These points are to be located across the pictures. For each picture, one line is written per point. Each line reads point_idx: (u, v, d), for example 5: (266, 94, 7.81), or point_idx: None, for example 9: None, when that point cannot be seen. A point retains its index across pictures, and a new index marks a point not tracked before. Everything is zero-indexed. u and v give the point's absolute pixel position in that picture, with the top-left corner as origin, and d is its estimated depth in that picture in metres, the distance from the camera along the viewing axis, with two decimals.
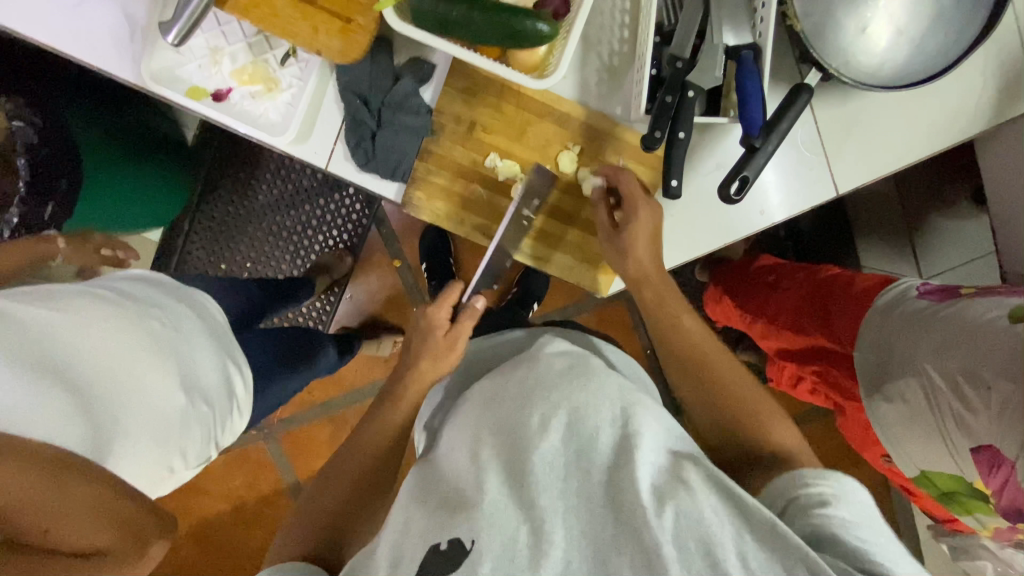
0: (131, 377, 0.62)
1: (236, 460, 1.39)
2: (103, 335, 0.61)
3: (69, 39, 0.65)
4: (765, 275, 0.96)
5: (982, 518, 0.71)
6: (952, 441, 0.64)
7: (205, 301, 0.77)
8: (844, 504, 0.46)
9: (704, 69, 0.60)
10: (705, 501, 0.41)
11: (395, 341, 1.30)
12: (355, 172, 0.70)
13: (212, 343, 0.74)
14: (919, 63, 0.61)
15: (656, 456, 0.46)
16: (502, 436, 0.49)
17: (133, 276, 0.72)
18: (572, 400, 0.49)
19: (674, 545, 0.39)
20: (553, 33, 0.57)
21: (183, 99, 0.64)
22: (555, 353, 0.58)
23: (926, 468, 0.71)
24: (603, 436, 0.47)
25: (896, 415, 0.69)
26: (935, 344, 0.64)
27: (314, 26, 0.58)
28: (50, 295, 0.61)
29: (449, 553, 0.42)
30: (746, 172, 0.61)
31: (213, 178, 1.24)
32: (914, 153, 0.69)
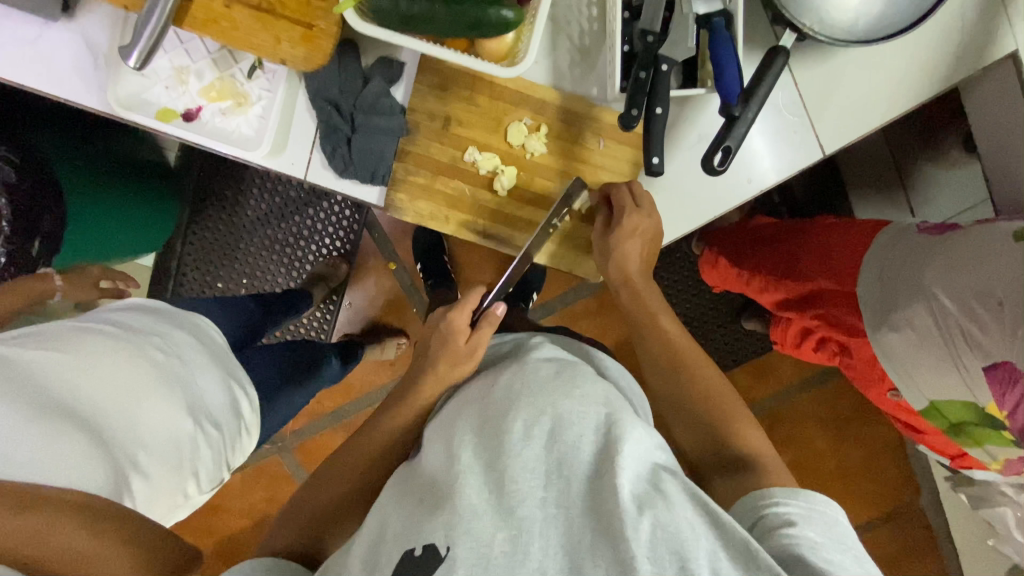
0: (137, 407, 0.61)
1: (254, 476, 1.40)
2: (104, 368, 0.60)
3: (30, 75, 0.64)
4: (762, 233, 0.95)
5: (992, 449, 0.71)
6: (962, 359, 0.64)
7: (204, 324, 0.77)
8: (812, 525, 0.44)
9: (675, 42, 0.58)
10: (684, 515, 0.41)
11: (400, 344, 1.31)
12: (335, 179, 0.69)
13: (216, 365, 0.73)
14: (896, 13, 0.60)
15: (639, 463, 0.45)
16: (484, 439, 0.49)
17: (129, 306, 0.71)
18: (556, 405, 0.49)
19: (650, 558, 0.39)
20: (518, 19, 0.56)
21: (153, 122, 0.64)
22: (543, 357, 0.56)
23: (935, 397, 0.71)
24: (585, 444, 0.46)
25: (904, 343, 0.69)
26: (956, 264, 0.63)
27: (276, 35, 0.57)
28: (48, 334, 0.61)
29: (423, 558, 0.43)
30: (729, 142, 0.60)
31: (200, 197, 1.23)
32: (900, 105, 0.68)
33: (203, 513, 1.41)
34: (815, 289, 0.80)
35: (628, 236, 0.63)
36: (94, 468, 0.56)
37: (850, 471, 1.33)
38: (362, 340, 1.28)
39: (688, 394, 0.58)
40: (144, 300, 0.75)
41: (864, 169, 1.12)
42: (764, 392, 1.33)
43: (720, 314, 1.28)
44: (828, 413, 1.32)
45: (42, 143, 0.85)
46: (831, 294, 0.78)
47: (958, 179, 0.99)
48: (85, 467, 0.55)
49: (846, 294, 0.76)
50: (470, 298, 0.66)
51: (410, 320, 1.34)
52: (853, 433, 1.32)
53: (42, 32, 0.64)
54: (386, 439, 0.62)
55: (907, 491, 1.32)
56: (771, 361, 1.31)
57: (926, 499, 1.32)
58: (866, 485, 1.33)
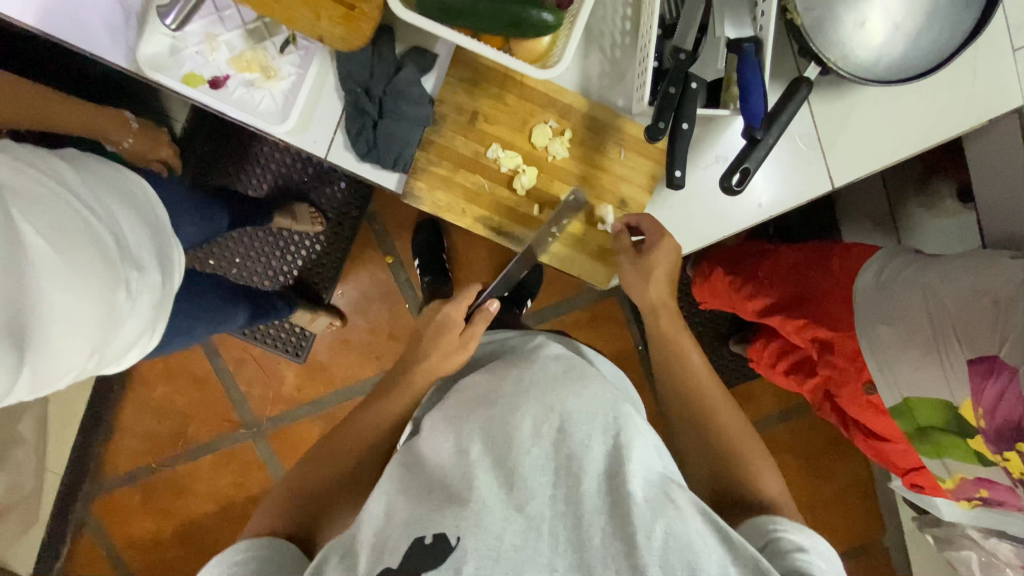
0: (77, 335, 0.58)
1: (224, 458, 1.38)
2: (73, 252, 0.57)
3: (66, 29, 0.64)
4: (764, 246, 1.01)
5: (948, 462, 0.76)
6: (949, 354, 0.68)
7: (177, 268, 0.74)
8: (823, 556, 0.48)
9: (706, 63, 0.60)
10: (694, 525, 0.43)
11: (331, 323, 1.29)
12: (356, 162, 0.69)
13: (154, 317, 0.71)
14: (915, 58, 0.62)
15: (648, 467, 0.47)
16: (492, 437, 0.49)
17: (129, 206, 0.68)
18: (564, 404, 0.50)
19: (662, 566, 0.41)
20: (557, 22, 0.58)
21: (180, 86, 0.64)
22: (549, 356, 0.58)
23: (910, 393, 0.74)
24: (594, 447, 0.48)
25: (893, 337, 0.73)
26: (955, 269, 0.70)
27: (318, 12, 0.57)
28: (42, 203, 0.56)
29: (433, 546, 0.42)
30: (748, 164, 0.61)
31: (201, 167, 1.21)
32: (905, 147, 0.70)
33: (168, 493, 1.38)
34: (806, 292, 0.86)
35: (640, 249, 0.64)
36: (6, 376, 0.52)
37: (820, 505, 1.35)
38: (295, 299, 1.24)
39: (705, 415, 0.61)
40: (150, 202, 0.73)
41: (858, 210, 1.16)
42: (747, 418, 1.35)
43: (708, 336, 1.30)
44: (804, 445, 1.35)
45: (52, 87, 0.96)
46: (829, 295, 0.82)
47: None
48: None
49: (838, 295, 0.81)
50: (466, 299, 0.69)
51: (401, 315, 1.34)
52: (826, 467, 1.35)
53: None
54: (382, 427, 0.62)
55: (872, 529, 1.35)
56: (753, 387, 1.34)
57: (890, 538, 1.35)
58: (834, 519, 1.35)
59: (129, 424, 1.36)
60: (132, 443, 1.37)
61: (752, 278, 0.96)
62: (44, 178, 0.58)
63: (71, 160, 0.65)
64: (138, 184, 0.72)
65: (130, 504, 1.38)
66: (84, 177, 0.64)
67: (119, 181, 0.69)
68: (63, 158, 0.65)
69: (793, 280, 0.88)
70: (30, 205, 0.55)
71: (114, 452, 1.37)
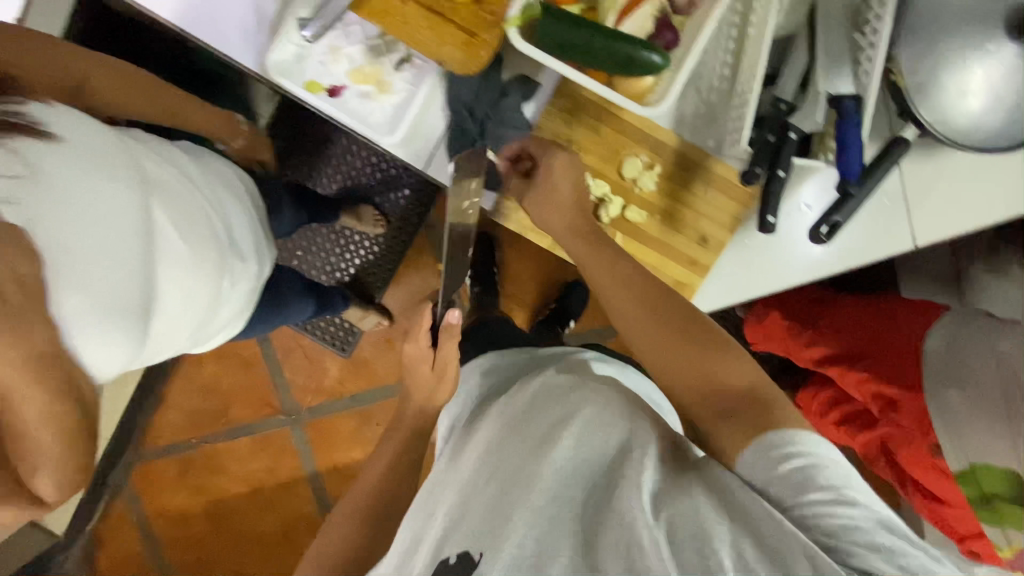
0: (188, 316, 0.61)
1: (260, 442, 1.42)
2: (193, 239, 0.59)
3: (203, 27, 0.69)
4: (826, 295, 1.01)
5: (1010, 533, 0.68)
6: (1022, 422, 0.64)
7: (269, 259, 0.78)
8: (822, 472, 0.43)
9: (805, 114, 0.63)
10: (701, 502, 0.44)
11: (379, 322, 1.32)
12: (451, 177, 0.73)
13: (246, 304, 0.74)
14: (1013, 130, 0.62)
15: (657, 462, 0.50)
16: (513, 444, 0.55)
17: (237, 198, 0.71)
18: (573, 414, 0.55)
19: (672, 551, 0.41)
20: (664, 64, 0.60)
21: (301, 91, 0.69)
22: (565, 374, 0.63)
23: (976, 462, 0.68)
24: (598, 446, 0.52)
25: (963, 403, 0.69)
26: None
27: (442, 38, 0.61)
28: (173, 191, 0.59)
29: (458, 564, 0.49)
30: (838, 216, 0.64)
31: (280, 163, 1.28)
32: (994, 214, 0.70)
33: (203, 469, 1.43)
34: (870, 347, 0.86)
35: None
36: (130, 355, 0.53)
37: None
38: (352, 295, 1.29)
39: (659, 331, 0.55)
40: (251, 193, 0.76)
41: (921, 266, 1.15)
42: None
43: None
44: None
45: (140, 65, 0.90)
46: (891, 352, 0.83)
47: None
48: (125, 359, 0.52)
49: (904, 353, 0.81)
50: (419, 328, 0.72)
51: None
52: None
53: None
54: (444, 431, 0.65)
55: None
56: None
57: None
58: None
59: (177, 399, 1.42)
60: (177, 416, 1.43)
61: (813, 326, 0.97)
62: (171, 165, 0.61)
63: (192, 154, 0.69)
64: (242, 180, 0.75)
65: (166, 476, 1.44)
66: (202, 169, 0.67)
67: (228, 173, 0.72)
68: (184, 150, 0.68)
69: (857, 336, 0.89)
70: (166, 194, 0.58)
71: (159, 423, 1.43)
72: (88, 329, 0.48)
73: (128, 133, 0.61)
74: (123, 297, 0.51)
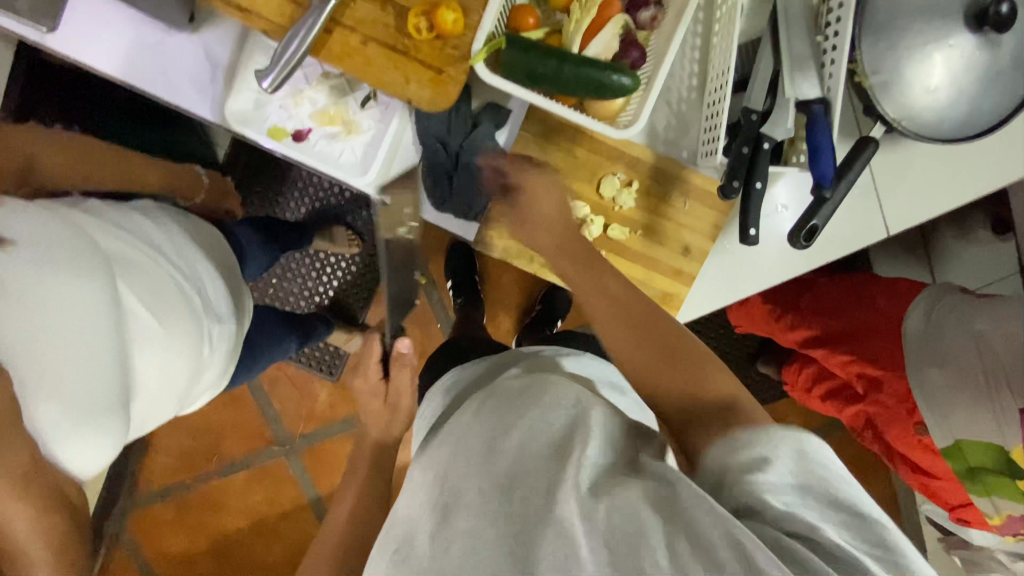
0: (169, 390, 0.60)
1: (256, 475, 1.40)
2: (167, 316, 0.58)
3: (154, 81, 0.66)
4: (806, 276, 1.03)
5: (998, 501, 0.75)
6: (1002, 405, 0.69)
7: (247, 310, 0.77)
8: (782, 464, 0.40)
9: (776, 123, 0.63)
10: (647, 495, 0.37)
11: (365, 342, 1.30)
12: (431, 212, 0.72)
13: (229, 361, 0.73)
14: (975, 120, 0.64)
15: (602, 449, 0.41)
16: (449, 452, 0.47)
17: (207, 256, 0.70)
18: (526, 416, 0.44)
19: (601, 552, 0.35)
20: (634, 85, 0.61)
21: (264, 138, 0.66)
22: (512, 372, 0.55)
23: (961, 436, 0.74)
24: (547, 432, 0.43)
25: (944, 380, 0.74)
26: (1001, 315, 0.70)
27: (407, 76, 0.59)
28: (139, 267, 0.57)
29: None
30: (815, 221, 0.64)
31: (244, 194, 1.24)
32: (961, 196, 0.73)
33: (201, 508, 1.40)
34: (851, 327, 0.89)
35: None
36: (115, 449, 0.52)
37: None
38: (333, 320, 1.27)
39: (648, 345, 0.54)
40: (222, 246, 0.75)
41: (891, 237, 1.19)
42: None
43: (737, 357, 1.33)
44: None
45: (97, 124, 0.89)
46: (872, 334, 0.85)
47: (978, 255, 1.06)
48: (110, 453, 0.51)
49: (883, 332, 0.84)
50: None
51: (434, 335, 1.37)
52: None
53: (166, 36, 0.65)
54: None
55: None
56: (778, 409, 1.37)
57: None
58: None
59: (165, 441, 1.39)
60: (166, 459, 1.39)
61: (794, 309, 0.99)
62: (137, 238, 0.59)
63: (148, 213, 0.65)
64: (211, 233, 0.73)
65: (163, 519, 1.41)
66: (167, 231, 0.65)
67: (197, 232, 0.70)
68: (142, 211, 0.65)
69: (838, 316, 0.91)
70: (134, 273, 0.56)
71: (149, 468, 1.39)
72: (67, 434, 0.47)
73: (85, 206, 0.58)
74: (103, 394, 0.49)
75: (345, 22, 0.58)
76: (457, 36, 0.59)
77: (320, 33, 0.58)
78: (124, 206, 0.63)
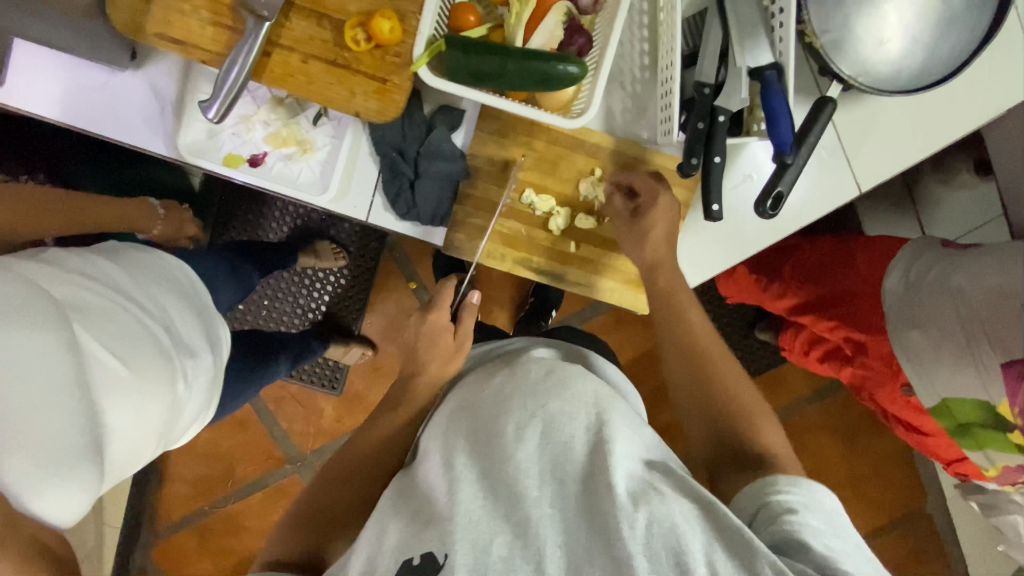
0: (150, 426, 0.61)
1: (273, 494, 1.41)
2: (132, 356, 0.59)
3: (104, 123, 0.65)
4: (789, 241, 1.04)
5: (992, 453, 0.77)
6: (982, 358, 0.69)
7: (224, 341, 0.78)
8: (814, 511, 0.48)
9: (730, 94, 0.61)
10: (676, 507, 0.45)
11: (364, 353, 1.30)
12: (396, 221, 0.70)
13: (210, 393, 0.75)
14: (933, 66, 0.63)
15: (632, 462, 0.50)
16: (479, 445, 0.53)
17: (173, 291, 0.71)
18: (546, 407, 0.52)
19: (646, 554, 0.43)
20: (582, 73, 0.59)
21: (220, 167, 0.66)
22: (532, 360, 0.59)
23: (947, 394, 0.75)
24: (577, 444, 0.50)
25: (926, 341, 0.75)
26: (983, 267, 0.69)
27: (351, 88, 0.59)
28: (100, 311, 0.59)
29: (421, 566, 0.47)
30: (780, 187, 0.63)
31: (222, 220, 1.24)
32: (931, 145, 0.72)
33: (223, 532, 1.42)
34: (837, 291, 0.89)
35: (663, 262, 0.66)
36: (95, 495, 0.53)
37: (862, 481, 1.37)
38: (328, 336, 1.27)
39: (712, 382, 0.60)
40: (190, 281, 0.76)
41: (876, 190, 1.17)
42: (780, 403, 1.37)
43: (735, 327, 1.32)
44: (838, 424, 1.37)
45: (65, 165, 0.90)
46: (858, 296, 0.86)
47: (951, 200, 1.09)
48: (90, 499, 0.52)
49: (870, 294, 0.85)
50: (445, 296, 0.66)
51: None
52: (862, 443, 1.37)
53: (111, 77, 0.65)
54: None
55: (914, 500, 1.37)
56: (783, 373, 1.36)
57: (932, 504, 1.37)
58: (876, 492, 1.37)
59: (180, 470, 1.40)
60: (182, 488, 1.41)
61: (780, 277, 0.99)
62: (98, 285, 0.61)
63: (110, 254, 0.68)
64: (178, 270, 0.75)
65: (187, 548, 1.42)
66: (130, 271, 0.67)
67: (163, 269, 0.72)
68: (103, 254, 0.67)
69: (822, 280, 0.91)
70: (91, 319, 0.57)
71: (167, 499, 1.41)
72: (42, 485, 0.48)
73: (43, 258, 0.60)
74: (70, 439, 0.51)
75: (283, 42, 0.58)
76: (397, 44, 0.58)
77: (259, 56, 0.58)
78: (87, 252, 0.65)
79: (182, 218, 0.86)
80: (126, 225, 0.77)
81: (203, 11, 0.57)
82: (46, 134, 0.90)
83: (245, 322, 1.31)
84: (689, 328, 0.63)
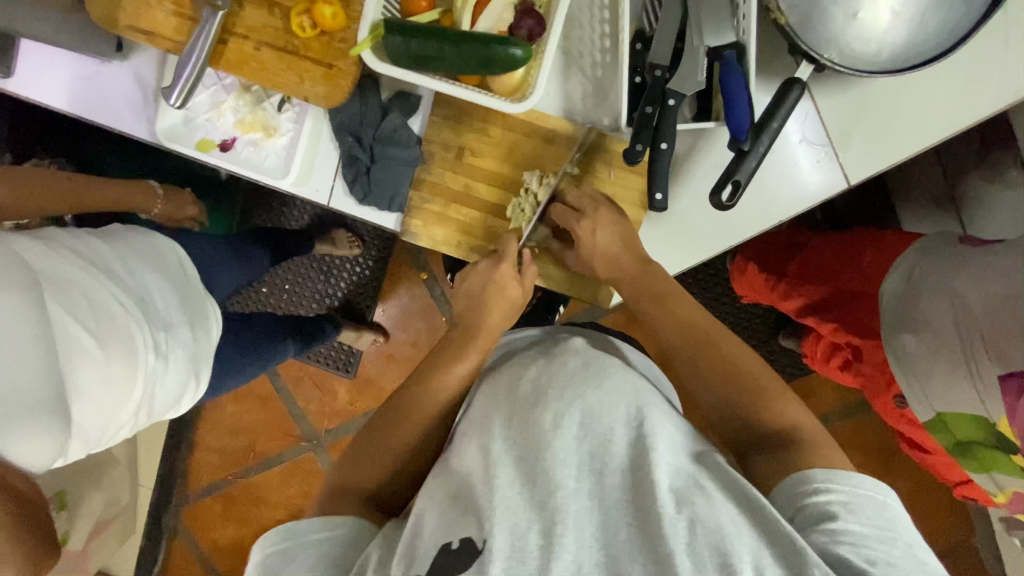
0: (117, 392, 0.64)
1: (288, 469, 1.43)
2: (100, 324, 0.64)
3: (95, 111, 0.71)
4: (801, 238, 0.96)
5: (998, 477, 0.69)
6: (979, 370, 0.62)
7: (211, 320, 0.81)
8: (858, 514, 0.42)
9: (686, 75, 0.57)
10: (723, 509, 0.40)
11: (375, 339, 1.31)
12: (355, 206, 0.72)
13: (193, 370, 0.77)
14: (919, 44, 0.57)
15: (675, 459, 0.45)
16: (516, 428, 0.48)
17: (158, 270, 0.75)
18: (585, 398, 0.48)
19: (689, 554, 0.38)
20: (528, 56, 0.58)
21: (193, 152, 0.70)
22: (569, 350, 0.55)
23: (943, 409, 0.68)
24: (617, 440, 0.46)
25: (920, 347, 0.67)
26: (986, 270, 0.62)
27: (300, 75, 0.61)
28: (74, 282, 0.63)
29: (461, 551, 0.40)
30: (738, 176, 0.59)
31: (247, 210, 1.27)
32: (932, 134, 0.65)
33: (241, 502, 1.44)
34: (842, 291, 0.81)
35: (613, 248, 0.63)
36: (59, 444, 0.58)
37: None
38: (341, 319, 1.30)
39: (734, 365, 0.53)
40: (183, 262, 0.80)
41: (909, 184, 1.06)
42: None
43: (758, 329, 1.23)
44: (873, 440, 1.25)
45: (100, 152, 0.99)
46: (858, 297, 0.79)
47: (998, 200, 0.88)
48: (55, 446, 0.57)
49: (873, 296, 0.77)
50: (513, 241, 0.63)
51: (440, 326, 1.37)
52: (901, 462, 1.24)
53: (101, 68, 0.70)
54: None
55: (957, 531, 1.23)
56: (811, 382, 1.26)
57: (980, 538, 1.23)
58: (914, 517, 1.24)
59: (205, 440, 1.45)
60: (207, 457, 1.45)
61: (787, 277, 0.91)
62: (80, 260, 0.66)
63: (108, 236, 0.73)
64: (173, 254, 0.79)
65: (212, 513, 1.45)
66: (117, 249, 0.71)
67: (154, 250, 0.76)
68: (102, 236, 0.73)
69: (834, 276, 0.83)
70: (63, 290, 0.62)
71: (195, 467, 1.45)
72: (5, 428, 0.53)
73: (46, 236, 0.66)
74: (31, 390, 0.55)
75: (238, 30, 0.60)
76: (342, 30, 0.60)
77: (216, 44, 0.60)
78: (84, 233, 0.71)
79: (180, 201, 0.93)
80: (123, 206, 0.82)
81: (166, 3, 0.61)
82: (73, 124, 0.99)
83: (264, 304, 1.35)
84: (682, 316, 0.57)
